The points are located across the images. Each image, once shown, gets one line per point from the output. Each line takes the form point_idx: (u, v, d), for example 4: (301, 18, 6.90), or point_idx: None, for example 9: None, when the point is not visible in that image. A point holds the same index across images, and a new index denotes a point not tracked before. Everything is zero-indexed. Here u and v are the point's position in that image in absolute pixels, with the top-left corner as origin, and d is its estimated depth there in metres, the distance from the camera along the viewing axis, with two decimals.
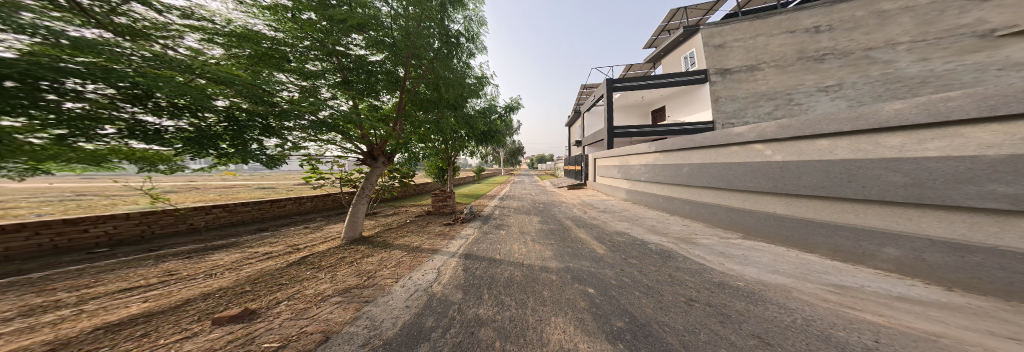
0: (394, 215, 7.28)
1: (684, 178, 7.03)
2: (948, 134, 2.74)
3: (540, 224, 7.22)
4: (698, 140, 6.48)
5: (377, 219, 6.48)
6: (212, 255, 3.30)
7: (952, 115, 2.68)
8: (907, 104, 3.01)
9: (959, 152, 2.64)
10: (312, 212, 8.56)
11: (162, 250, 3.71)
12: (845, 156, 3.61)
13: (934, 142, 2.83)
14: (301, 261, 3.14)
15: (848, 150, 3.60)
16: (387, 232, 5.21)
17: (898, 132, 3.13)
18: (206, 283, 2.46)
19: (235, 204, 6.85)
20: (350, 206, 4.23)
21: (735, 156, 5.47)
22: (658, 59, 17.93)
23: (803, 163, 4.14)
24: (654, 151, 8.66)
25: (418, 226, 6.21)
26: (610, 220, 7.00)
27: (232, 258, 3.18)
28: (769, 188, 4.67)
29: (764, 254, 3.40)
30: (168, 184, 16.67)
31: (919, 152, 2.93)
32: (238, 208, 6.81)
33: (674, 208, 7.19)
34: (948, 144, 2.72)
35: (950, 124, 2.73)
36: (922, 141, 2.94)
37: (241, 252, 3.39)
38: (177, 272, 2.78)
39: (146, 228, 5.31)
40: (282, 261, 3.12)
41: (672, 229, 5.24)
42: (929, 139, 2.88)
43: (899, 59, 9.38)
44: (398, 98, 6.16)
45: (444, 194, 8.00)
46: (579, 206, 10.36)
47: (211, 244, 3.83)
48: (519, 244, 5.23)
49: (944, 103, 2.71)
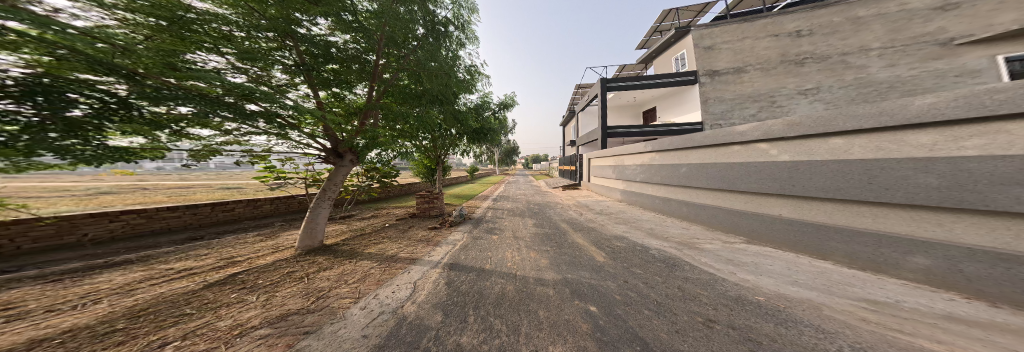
0: (371, 218, 6.52)
1: (681, 178, 6.93)
2: (993, 130, 2.52)
3: (534, 228, 6.81)
4: (696, 139, 6.38)
5: (350, 223, 5.71)
6: (102, 274, 2.52)
7: (1000, 109, 2.43)
8: (942, 97, 2.80)
9: (1004, 151, 2.43)
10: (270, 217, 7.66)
11: (24, 271, 2.85)
12: (865, 155, 3.45)
13: (974, 139, 2.63)
14: (228, 279, 2.46)
15: (867, 149, 3.46)
16: (358, 238, 4.53)
17: (929, 130, 2.95)
18: (54, 320, 1.74)
19: (157, 209, 5.81)
20: (309, 210, 3.60)
21: (738, 157, 5.35)
22: (650, 60, 18.19)
23: (816, 163, 4.00)
24: (649, 151, 8.54)
25: (399, 231, 5.53)
26: (606, 223, 6.75)
27: (127, 277, 2.42)
28: (775, 190, 4.58)
29: (775, 261, 3.14)
30: (113, 181, 14.69)
31: (957, 151, 2.73)
32: (161, 214, 5.79)
33: (671, 210, 7.09)
34: (991, 142, 2.52)
35: (994, 120, 2.51)
36: (959, 139, 2.74)
37: (146, 269, 2.62)
38: (24, 301, 2.01)
39: (10, 242, 4.15)
40: (197, 281, 2.40)
41: (673, 233, 5.05)
42: (968, 137, 2.68)
43: (871, 65, 9.83)
44: (371, 90, 5.52)
45: (430, 195, 7.34)
46: (574, 207, 10.11)
47: (104, 260, 3.02)
48: (512, 251, 4.76)
49: (992, 95, 2.48)
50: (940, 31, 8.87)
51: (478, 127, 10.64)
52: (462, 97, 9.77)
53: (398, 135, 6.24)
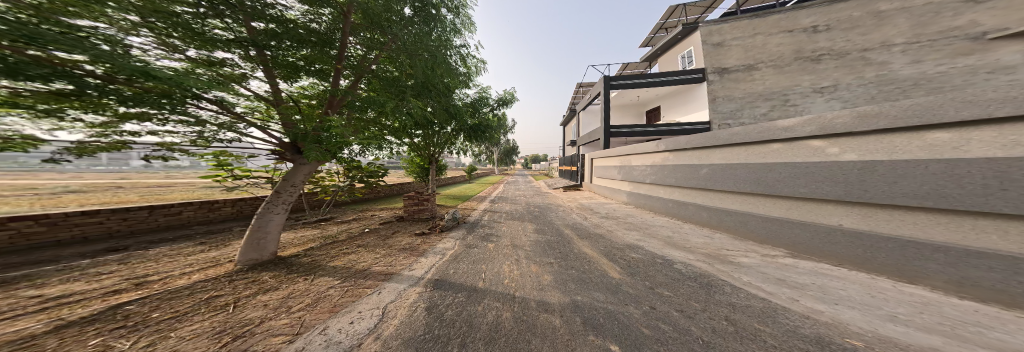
0: (351, 222, 5.77)
1: (702, 180, 6.29)
2: None
3: (533, 234, 6.10)
4: (721, 137, 5.80)
5: (324, 229, 4.94)
6: None
7: None
8: None
9: None
10: (229, 220, 6.96)
11: None
12: (992, 153, 2.60)
13: None
14: (104, 313, 1.70)
15: (993, 145, 2.61)
16: (326, 248, 3.78)
17: None
18: None
19: (74, 212, 4.89)
20: (257, 217, 2.90)
21: (775, 156, 4.74)
22: (655, 57, 17.94)
23: (904, 163, 3.20)
24: (663, 150, 7.90)
25: (379, 237, 4.76)
26: (616, 229, 6.09)
27: None
28: (839, 196, 3.81)
29: (846, 284, 2.47)
30: (93, 178, 14.03)
31: None
32: (80, 220, 4.88)
33: (691, 215, 6.47)
34: None
35: None
36: None
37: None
38: None
39: None
40: (54, 317, 1.64)
41: (697, 243, 4.38)
42: None
43: (893, 61, 9.25)
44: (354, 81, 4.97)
45: (420, 196, 6.58)
46: (576, 211, 9.43)
47: None
48: (510, 264, 4.05)
49: None
50: (971, 25, 8.19)
51: (476, 124, 9.98)
52: (458, 91, 9.12)
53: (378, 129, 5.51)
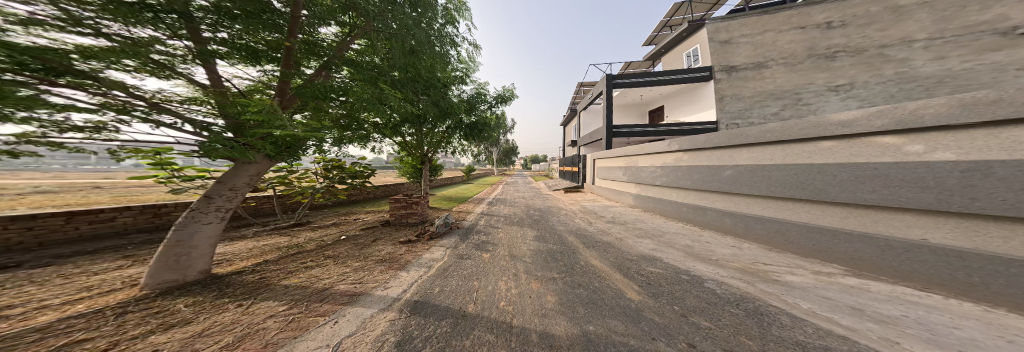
0: (331, 228, 5.13)
1: (727, 183, 5.68)
2: None
3: (534, 242, 5.47)
4: (745, 135, 5.29)
5: (299, 237, 4.30)
6: None
7: None
8: None
9: None
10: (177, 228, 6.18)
11: None
12: None
13: None
14: None
15: None
16: (285, 261, 3.15)
17: None
18: None
19: None
20: (169, 231, 2.51)
21: (820, 156, 4.15)
22: (660, 55, 17.83)
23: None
24: (676, 150, 7.32)
25: (356, 246, 4.10)
26: (626, 237, 5.49)
27: None
28: (929, 205, 3.01)
29: (954, 315, 1.84)
30: (74, 177, 13.47)
31: None
32: None
33: (716, 223, 5.82)
34: None
35: None
36: None
37: None
38: None
39: None
40: None
41: (724, 254, 3.75)
42: None
43: (915, 58, 8.76)
44: (337, 73, 4.46)
45: (409, 199, 5.91)
46: (580, 214, 8.82)
47: None
48: (508, 284, 3.41)
49: None
50: (1000, 19, 7.65)
51: (473, 123, 9.40)
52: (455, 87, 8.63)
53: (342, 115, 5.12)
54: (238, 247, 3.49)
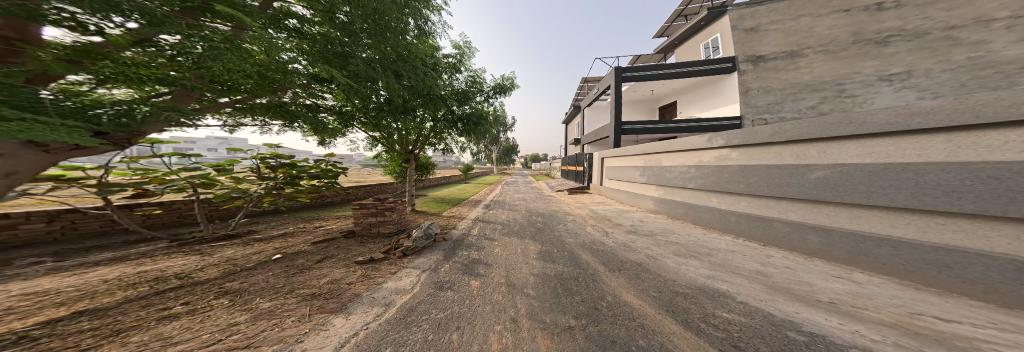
0: (275, 241, 3.90)
1: (799, 189, 4.33)
2: None
3: (540, 261, 4.26)
4: (816, 125, 4.09)
5: (213, 255, 3.08)
6: None
7: None
8: None
9: None
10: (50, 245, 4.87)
11: None
12: None
13: None
14: None
15: None
16: (136, 301, 1.87)
17: None
18: None
19: None
20: None
21: (975, 146, 2.67)
22: (672, 48, 17.18)
23: None
24: (714, 148, 6.11)
25: (290, 272, 2.84)
26: (661, 254, 4.26)
27: None
28: None
29: None
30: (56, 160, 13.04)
31: None
32: None
33: (787, 241, 4.38)
34: None
35: None
36: None
37: None
38: None
39: None
40: None
41: (838, 291, 2.47)
42: None
43: (994, 39, 7.34)
44: (265, 37, 3.38)
45: (383, 204, 4.67)
46: (592, 220, 7.62)
47: None
48: (501, 344, 2.14)
49: None
50: None
51: (466, 116, 8.23)
52: (451, 76, 7.75)
53: (284, 79, 4.18)
54: (89, 277, 2.23)
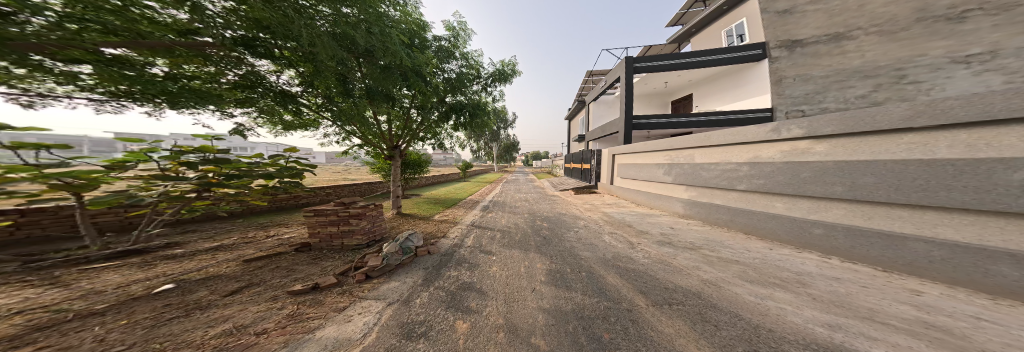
0: (191, 259, 2.83)
1: (943, 194, 2.95)
2: None
3: (552, 295, 3.09)
4: (950, 102, 2.89)
5: (58, 289, 2.00)
6: None
7: None
8: None
9: None
10: None
11: None
12: None
13: None
14: None
15: None
16: None
17: None
18: None
19: None
20: None
21: None
22: (689, 37, 16.12)
23: None
24: (773, 140, 4.86)
25: (161, 317, 1.77)
26: (725, 279, 3.05)
27: None
28: None
29: None
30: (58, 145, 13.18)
31: None
32: None
33: (921, 269, 3.03)
34: None
35: None
36: None
37: None
38: None
39: None
40: None
41: None
42: None
43: None
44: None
45: (348, 211, 3.68)
46: (608, 226, 6.43)
47: None
48: None
49: None
50: None
51: (462, 107, 7.23)
52: (447, 64, 6.82)
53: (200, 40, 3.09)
54: None
